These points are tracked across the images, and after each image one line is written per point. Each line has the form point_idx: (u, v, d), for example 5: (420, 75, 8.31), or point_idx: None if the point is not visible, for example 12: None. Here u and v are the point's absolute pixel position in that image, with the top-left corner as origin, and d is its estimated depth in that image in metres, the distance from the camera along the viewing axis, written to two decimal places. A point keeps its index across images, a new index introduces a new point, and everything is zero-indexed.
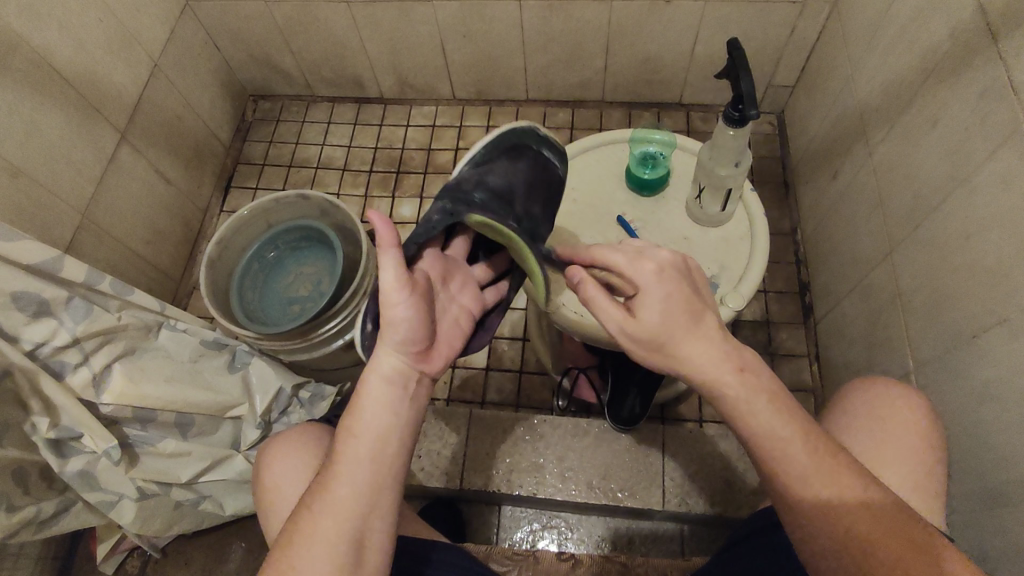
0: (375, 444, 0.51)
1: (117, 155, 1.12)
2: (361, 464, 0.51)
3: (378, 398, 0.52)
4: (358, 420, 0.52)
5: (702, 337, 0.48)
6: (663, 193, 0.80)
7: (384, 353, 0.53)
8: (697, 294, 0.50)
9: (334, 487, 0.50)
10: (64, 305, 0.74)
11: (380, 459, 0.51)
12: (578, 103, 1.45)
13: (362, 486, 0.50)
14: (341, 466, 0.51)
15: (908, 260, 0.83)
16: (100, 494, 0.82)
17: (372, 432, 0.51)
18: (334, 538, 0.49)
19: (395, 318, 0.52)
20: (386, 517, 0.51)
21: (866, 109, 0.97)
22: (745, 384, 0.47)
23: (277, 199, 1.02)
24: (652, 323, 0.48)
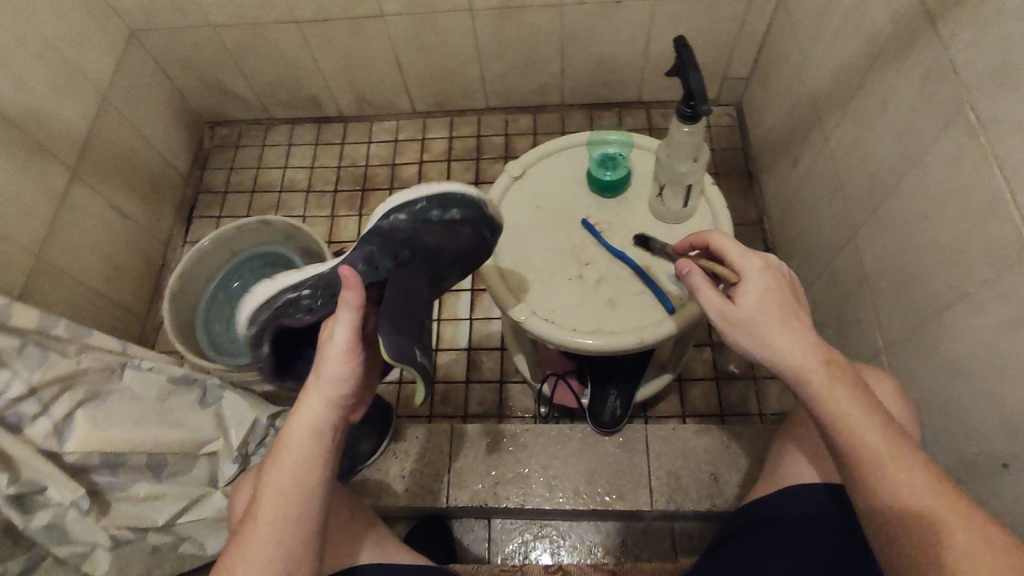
0: (298, 499, 0.52)
1: (69, 194, 1.09)
2: (282, 518, 0.52)
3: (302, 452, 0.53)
4: (281, 471, 0.52)
5: (798, 326, 0.52)
6: (625, 193, 0.80)
7: (317, 409, 0.53)
8: (795, 295, 0.55)
9: (253, 541, 0.51)
10: (16, 355, 0.71)
11: (300, 514, 0.52)
12: (539, 109, 1.45)
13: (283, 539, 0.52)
14: (261, 522, 0.52)
15: (871, 242, 0.84)
16: (70, 547, 0.78)
17: (296, 485, 0.52)
18: None
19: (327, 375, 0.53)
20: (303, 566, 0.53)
21: (819, 95, 0.99)
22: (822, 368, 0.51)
23: (238, 227, 1.00)
24: (749, 309, 0.53)
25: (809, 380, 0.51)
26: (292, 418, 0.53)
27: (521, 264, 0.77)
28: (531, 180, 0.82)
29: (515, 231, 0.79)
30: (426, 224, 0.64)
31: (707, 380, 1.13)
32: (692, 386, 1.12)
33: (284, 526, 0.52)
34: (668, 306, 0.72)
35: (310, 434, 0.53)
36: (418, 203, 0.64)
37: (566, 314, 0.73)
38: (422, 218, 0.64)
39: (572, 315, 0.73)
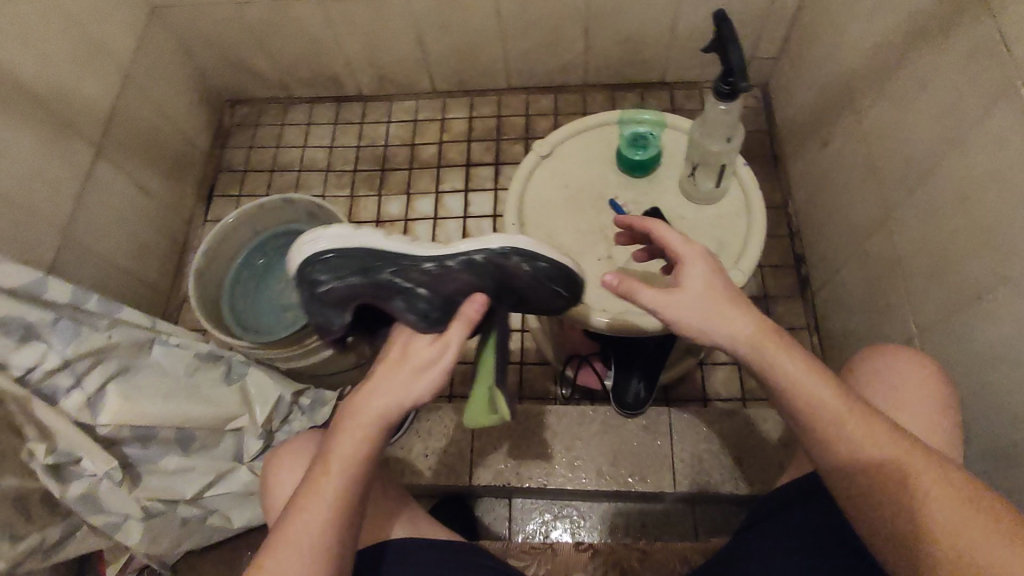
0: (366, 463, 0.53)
1: (94, 171, 1.09)
2: (349, 481, 0.52)
3: (377, 425, 0.52)
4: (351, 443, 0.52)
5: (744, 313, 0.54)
6: (656, 173, 0.79)
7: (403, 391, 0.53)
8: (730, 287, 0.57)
9: (321, 498, 0.51)
10: (51, 327, 0.71)
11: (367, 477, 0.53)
12: (561, 89, 1.43)
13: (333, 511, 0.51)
14: (330, 480, 0.51)
15: (905, 226, 0.83)
16: (104, 517, 0.81)
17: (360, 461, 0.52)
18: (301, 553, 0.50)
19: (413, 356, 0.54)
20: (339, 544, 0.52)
21: (853, 75, 0.97)
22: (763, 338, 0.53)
23: (261, 205, 1.00)
24: (692, 293, 0.54)
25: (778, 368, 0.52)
26: (380, 383, 0.53)
27: (551, 244, 0.76)
28: (560, 160, 0.81)
29: (544, 211, 0.78)
30: (527, 283, 0.61)
31: (729, 364, 1.12)
32: (714, 370, 1.12)
33: (353, 486, 0.52)
34: None
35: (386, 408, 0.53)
36: (532, 265, 0.59)
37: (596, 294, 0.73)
38: (525, 279, 0.60)
39: (601, 296, 0.73)
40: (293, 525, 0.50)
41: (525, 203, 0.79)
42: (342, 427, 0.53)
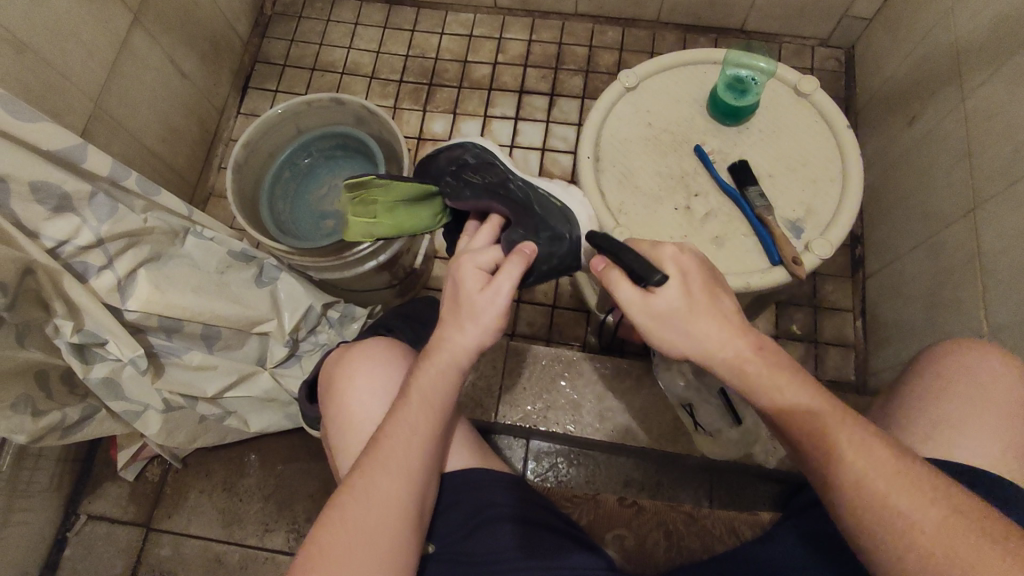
0: (425, 449, 0.54)
1: (130, 40, 1.01)
2: (415, 466, 0.54)
3: (449, 370, 0.53)
4: (412, 399, 0.54)
5: (716, 322, 0.48)
6: (748, 123, 0.73)
7: (453, 337, 0.52)
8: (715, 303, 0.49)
9: (383, 481, 0.52)
10: (87, 201, 0.67)
11: (429, 466, 0.55)
12: (630, 23, 1.33)
13: (402, 459, 0.53)
14: (394, 441, 0.53)
15: (996, 218, 0.78)
16: (125, 404, 0.79)
17: (419, 411, 0.54)
18: (383, 500, 0.52)
19: (487, 326, 0.51)
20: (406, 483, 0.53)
21: (968, 46, 0.88)
22: (745, 360, 0.48)
23: (308, 102, 0.91)
24: (676, 296, 0.48)
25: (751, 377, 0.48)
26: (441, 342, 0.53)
27: (625, 186, 0.70)
28: (645, 93, 0.75)
29: (622, 148, 0.72)
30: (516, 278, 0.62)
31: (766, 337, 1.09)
32: None
33: (416, 464, 0.54)
34: (776, 257, 0.66)
35: (445, 388, 0.54)
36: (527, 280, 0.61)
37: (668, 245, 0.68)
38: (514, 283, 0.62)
39: None
40: (356, 503, 0.52)
41: (603, 137, 0.73)
42: (403, 406, 0.54)
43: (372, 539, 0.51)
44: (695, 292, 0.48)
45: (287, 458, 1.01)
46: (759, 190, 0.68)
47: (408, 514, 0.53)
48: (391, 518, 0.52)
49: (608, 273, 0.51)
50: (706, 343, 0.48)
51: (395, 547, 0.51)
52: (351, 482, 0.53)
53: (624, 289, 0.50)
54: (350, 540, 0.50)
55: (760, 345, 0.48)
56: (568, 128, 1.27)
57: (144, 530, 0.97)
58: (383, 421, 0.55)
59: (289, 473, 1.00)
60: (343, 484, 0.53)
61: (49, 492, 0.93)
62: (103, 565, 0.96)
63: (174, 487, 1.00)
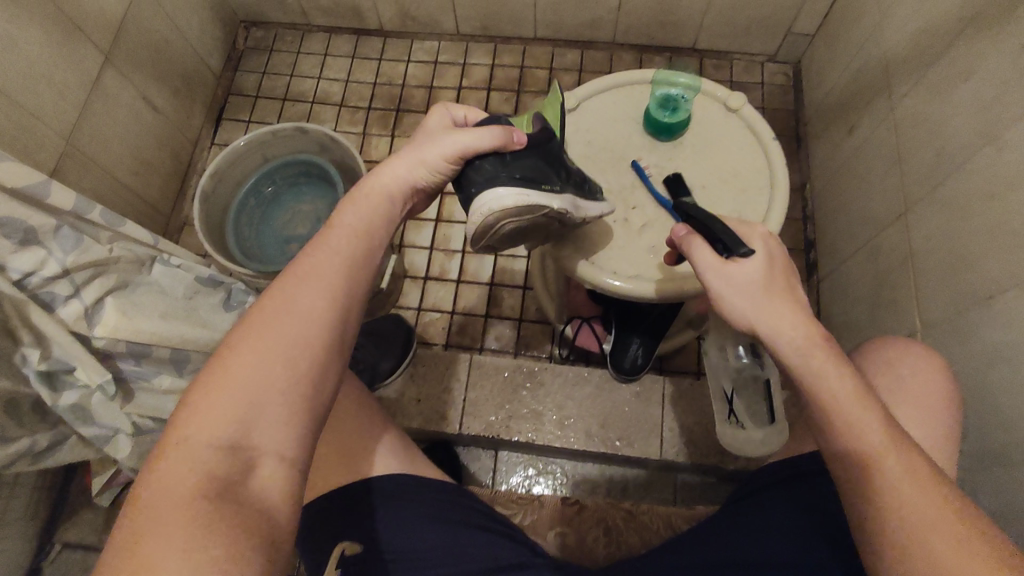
0: (334, 303, 0.48)
1: (101, 79, 1.05)
2: (314, 305, 0.47)
3: (375, 205, 0.54)
4: (332, 235, 0.51)
5: (792, 305, 0.49)
6: (683, 138, 0.77)
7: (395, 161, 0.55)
8: (791, 285, 0.51)
9: (274, 321, 0.46)
10: (52, 234, 0.70)
11: (331, 339, 0.48)
12: (587, 45, 1.39)
13: (304, 302, 0.47)
14: (299, 286, 0.48)
15: (924, 219, 0.82)
16: (94, 429, 0.82)
17: (336, 251, 0.50)
18: (267, 352, 0.45)
19: (429, 162, 0.55)
20: (302, 327, 0.46)
21: (895, 59, 0.94)
22: (814, 343, 0.48)
23: (272, 132, 0.95)
24: (753, 271, 0.51)
25: (789, 334, 0.48)
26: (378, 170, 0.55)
27: None
28: (585, 115, 0.79)
29: None
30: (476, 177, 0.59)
31: None
32: None
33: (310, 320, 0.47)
34: None
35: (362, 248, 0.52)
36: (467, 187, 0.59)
37: (608, 256, 0.72)
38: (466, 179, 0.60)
39: (614, 257, 0.72)
40: (239, 341, 0.45)
41: None
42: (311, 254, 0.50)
43: (241, 404, 0.43)
44: (780, 272, 0.52)
45: None
46: (692, 199, 0.71)
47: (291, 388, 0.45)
48: (272, 381, 0.44)
49: (692, 240, 0.55)
50: (772, 321, 0.49)
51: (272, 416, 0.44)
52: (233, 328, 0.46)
53: (704, 257, 0.54)
54: (216, 396, 0.43)
55: (827, 337, 0.48)
56: None
57: None
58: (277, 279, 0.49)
59: None
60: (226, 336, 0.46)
61: (26, 520, 0.95)
62: None
63: None
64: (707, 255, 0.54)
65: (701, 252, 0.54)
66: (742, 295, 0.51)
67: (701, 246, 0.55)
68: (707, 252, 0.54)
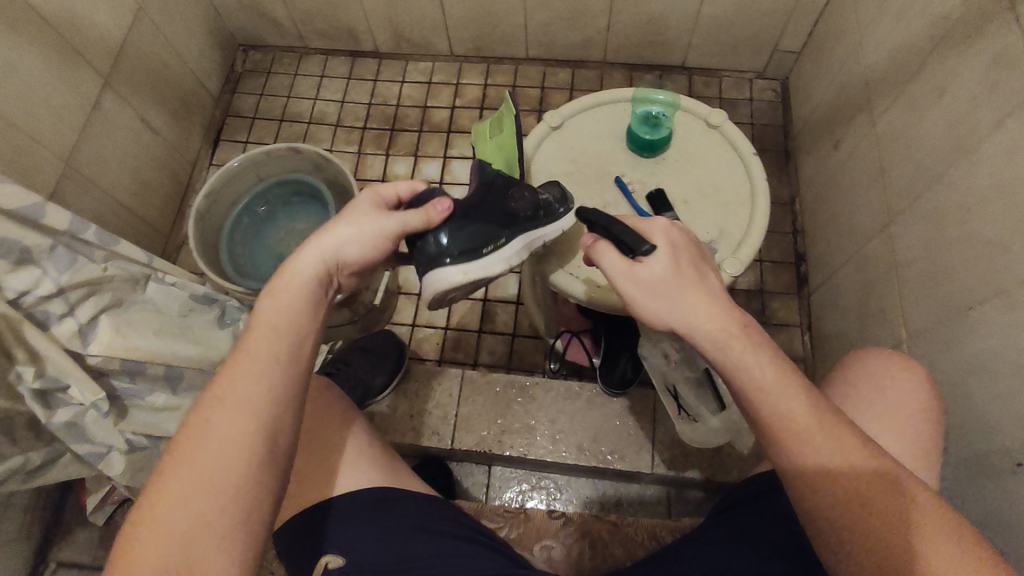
0: (270, 375, 0.49)
1: (100, 102, 1.08)
2: (248, 411, 0.47)
3: (303, 291, 0.52)
4: (257, 325, 0.50)
5: (699, 295, 0.51)
6: (665, 154, 0.78)
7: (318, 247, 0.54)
8: (696, 275, 0.53)
9: (209, 424, 0.46)
10: (47, 254, 0.71)
11: (276, 403, 0.48)
12: (579, 64, 1.41)
13: (238, 393, 0.47)
14: (229, 380, 0.48)
15: (905, 231, 0.83)
16: (89, 445, 0.82)
17: (263, 337, 0.50)
18: (211, 451, 0.46)
19: (360, 245, 0.55)
20: (240, 416, 0.47)
21: (875, 74, 0.95)
22: (736, 342, 0.50)
23: (265, 152, 0.97)
24: (658, 268, 0.53)
25: (712, 336, 0.50)
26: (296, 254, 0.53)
27: None
28: (569, 133, 0.81)
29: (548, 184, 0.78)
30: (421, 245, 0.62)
31: None
32: None
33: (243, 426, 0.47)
34: None
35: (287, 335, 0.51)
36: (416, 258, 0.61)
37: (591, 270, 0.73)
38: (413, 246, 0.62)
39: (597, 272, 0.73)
40: (175, 458, 0.45)
41: (530, 174, 0.79)
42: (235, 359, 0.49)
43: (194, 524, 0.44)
44: (683, 263, 0.53)
45: None
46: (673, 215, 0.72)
47: (241, 477, 0.46)
48: (218, 473, 0.45)
49: (597, 247, 0.56)
50: (682, 311, 0.51)
51: (227, 511, 0.45)
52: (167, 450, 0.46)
53: (613, 260, 0.55)
54: (167, 507, 0.44)
55: (742, 323, 0.50)
56: None
57: None
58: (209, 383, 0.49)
59: None
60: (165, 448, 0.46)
61: (21, 539, 0.95)
62: None
63: None
64: (615, 259, 0.55)
65: (608, 256, 0.55)
66: (653, 297, 0.52)
67: (606, 248, 0.55)
68: (612, 256, 0.55)
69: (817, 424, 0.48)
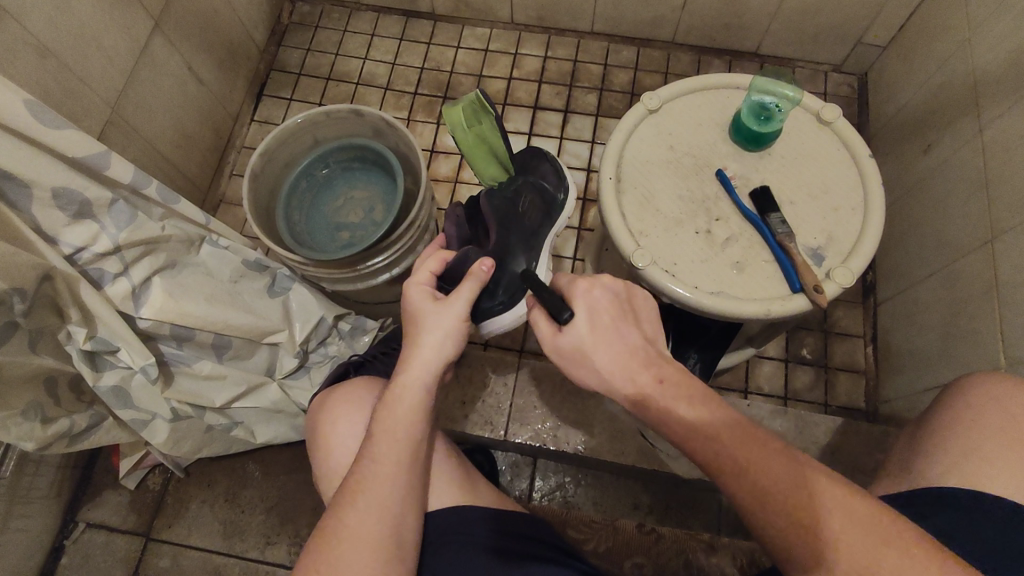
0: (408, 459, 0.54)
1: (150, 46, 1.01)
2: (392, 520, 0.52)
3: (422, 394, 0.55)
4: (390, 425, 0.54)
5: (615, 352, 0.51)
6: (771, 148, 0.73)
7: (419, 359, 0.55)
8: (616, 330, 0.52)
9: (364, 509, 0.52)
10: (107, 208, 0.66)
11: (417, 477, 0.55)
12: (645, 43, 1.34)
13: (389, 482, 0.53)
14: (378, 467, 0.53)
15: (1014, 249, 0.78)
16: (133, 412, 0.78)
17: (397, 429, 0.54)
18: (376, 532, 0.51)
19: (449, 343, 0.55)
20: (393, 495, 0.53)
21: (986, 78, 0.89)
22: (667, 391, 0.49)
23: (329, 112, 0.91)
24: (576, 331, 0.52)
25: (648, 398, 0.49)
26: (406, 364, 0.55)
27: (647, 208, 0.70)
28: (668, 118, 0.75)
29: (644, 170, 0.72)
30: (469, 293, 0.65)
31: (776, 361, 1.08)
32: (759, 364, 1.08)
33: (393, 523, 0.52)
34: (798, 285, 0.66)
35: (413, 434, 0.54)
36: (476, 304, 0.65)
37: (689, 269, 0.68)
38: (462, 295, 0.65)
39: (695, 270, 0.68)
40: (338, 543, 0.50)
41: (624, 158, 0.73)
42: (373, 469, 0.53)
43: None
44: (599, 320, 0.52)
45: (290, 471, 1.00)
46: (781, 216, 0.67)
47: (401, 541, 0.52)
48: (383, 547, 0.51)
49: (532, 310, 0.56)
50: (604, 374, 0.51)
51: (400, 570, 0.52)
52: (320, 539, 0.51)
53: (541, 322, 0.54)
54: None
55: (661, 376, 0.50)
56: (581, 145, 1.27)
57: (144, 540, 0.96)
58: (348, 487, 0.53)
59: (292, 486, 0.99)
60: (319, 534, 0.51)
61: (49, 498, 0.92)
62: (102, 575, 0.94)
63: (175, 497, 0.98)
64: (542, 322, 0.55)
65: (535, 318, 0.55)
66: (575, 363, 0.52)
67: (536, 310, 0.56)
68: (537, 316, 0.55)
69: (739, 449, 0.47)
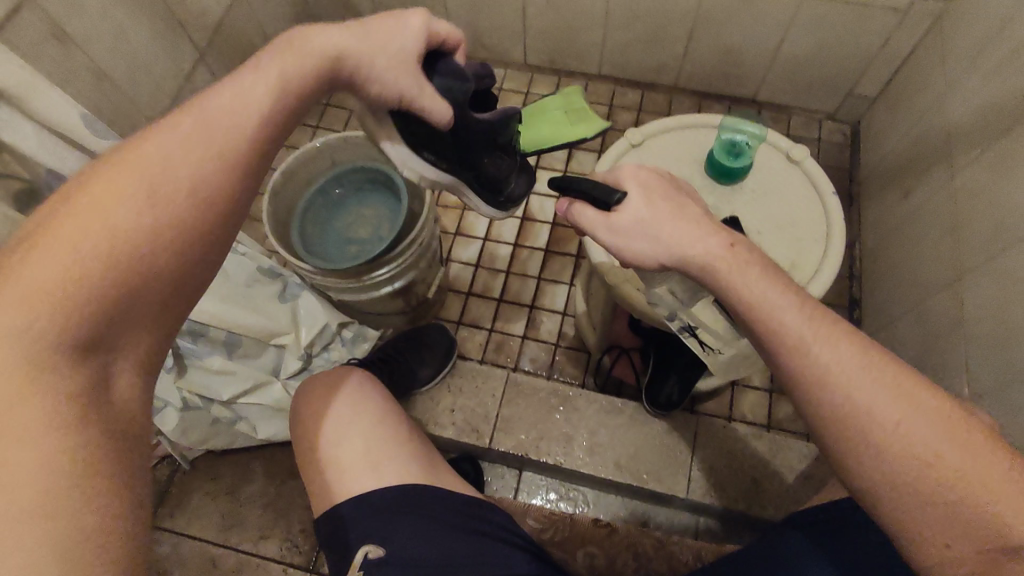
0: (168, 169, 0.42)
1: (193, 74, 1.13)
2: (95, 258, 0.39)
3: (205, 137, 0.44)
4: (148, 146, 0.43)
5: (682, 220, 0.54)
6: (743, 183, 0.79)
7: (218, 99, 0.45)
8: (674, 207, 0.55)
9: (87, 212, 0.40)
10: None
11: (167, 208, 0.42)
12: (649, 87, 1.43)
13: (123, 208, 0.41)
14: (123, 177, 0.41)
15: (978, 287, 0.82)
16: None
17: (155, 153, 0.42)
18: (77, 253, 0.39)
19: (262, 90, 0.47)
20: (135, 198, 0.41)
21: (958, 128, 0.94)
22: (730, 263, 0.51)
23: (345, 138, 1.01)
24: (637, 206, 0.55)
25: (715, 265, 0.52)
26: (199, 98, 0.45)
27: None
28: (649, 152, 0.82)
29: None
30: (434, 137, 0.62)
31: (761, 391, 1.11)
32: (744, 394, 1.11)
33: (160, 256, 0.42)
34: None
35: (182, 196, 0.43)
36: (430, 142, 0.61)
37: None
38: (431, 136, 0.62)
39: None
40: (26, 266, 0.38)
41: None
42: (107, 174, 0.41)
43: (63, 381, 0.38)
44: (660, 195, 0.56)
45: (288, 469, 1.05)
46: None
47: (118, 283, 0.40)
48: (73, 298, 0.38)
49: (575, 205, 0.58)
50: (678, 242, 0.53)
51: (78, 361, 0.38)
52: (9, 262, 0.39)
53: (591, 211, 0.57)
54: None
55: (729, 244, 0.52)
56: None
57: None
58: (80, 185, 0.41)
59: (289, 484, 1.04)
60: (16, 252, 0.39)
61: None
62: None
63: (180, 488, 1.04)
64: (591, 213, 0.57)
65: (583, 209, 0.57)
66: (644, 238, 0.54)
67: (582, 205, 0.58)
68: (587, 209, 0.57)
69: (818, 339, 0.47)
